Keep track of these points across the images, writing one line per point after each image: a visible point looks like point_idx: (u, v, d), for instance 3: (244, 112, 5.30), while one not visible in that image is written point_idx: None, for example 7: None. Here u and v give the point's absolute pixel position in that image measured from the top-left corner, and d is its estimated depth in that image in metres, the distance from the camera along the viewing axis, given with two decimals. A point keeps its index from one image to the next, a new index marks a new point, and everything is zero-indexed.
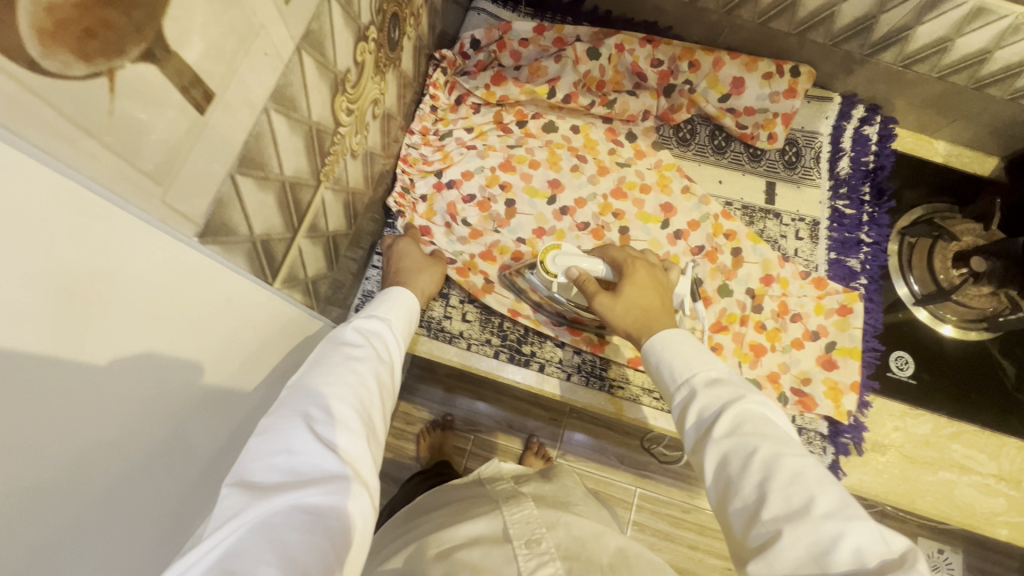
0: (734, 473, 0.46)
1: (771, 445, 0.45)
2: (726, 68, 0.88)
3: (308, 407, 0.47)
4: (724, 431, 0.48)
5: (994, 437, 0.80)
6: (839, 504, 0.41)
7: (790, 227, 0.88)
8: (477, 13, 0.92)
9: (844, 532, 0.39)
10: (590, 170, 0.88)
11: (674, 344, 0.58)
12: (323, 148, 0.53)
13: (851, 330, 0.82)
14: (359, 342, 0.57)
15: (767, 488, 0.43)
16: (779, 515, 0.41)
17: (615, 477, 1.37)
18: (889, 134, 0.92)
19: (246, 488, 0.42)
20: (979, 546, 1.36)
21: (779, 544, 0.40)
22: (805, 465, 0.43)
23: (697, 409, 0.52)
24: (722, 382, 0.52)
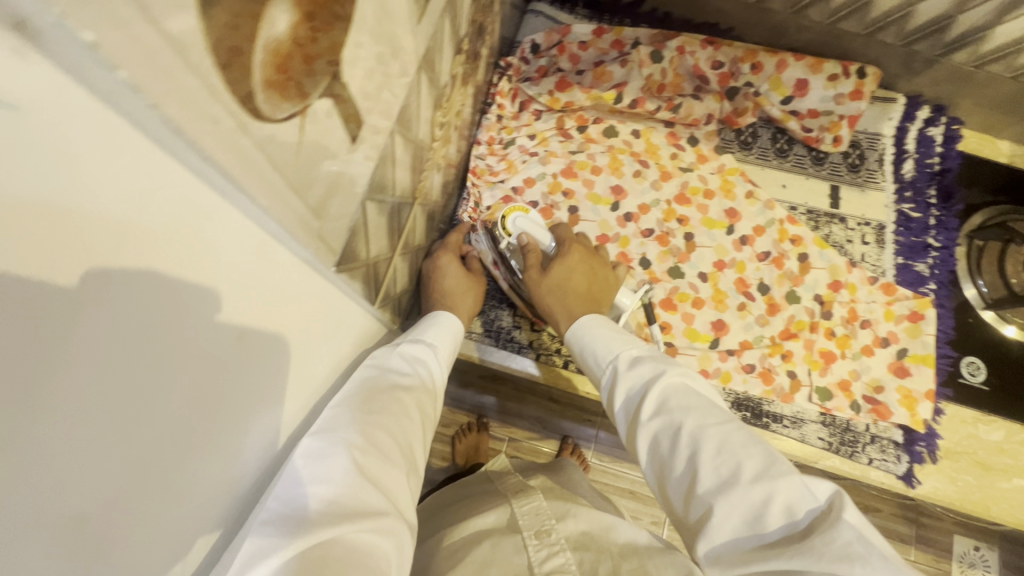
0: (665, 452, 0.47)
1: (695, 417, 0.47)
2: (790, 69, 0.86)
3: (350, 433, 0.43)
4: (650, 412, 0.49)
5: None
6: (762, 465, 0.42)
7: (855, 232, 0.87)
8: (534, 16, 0.90)
9: (772, 493, 0.40)
10: (653, 175, 0.87)
11: (591, 330, 0.61)
12: (420, 165, 0.52)
13: (923, 336, 0.81)
14: (402, 369, 0.54)
15: (694, 462, 0.44)
16: (710, 487, 0.42)
17: None
18: (954, 135, 0.90)
19: (288, 520, 0.37)
20: (1016, 544, 1.36)
21: (712, 516, 0.41)
22: (725, 432, 0.45)
23: (624, 391, 0.53)
24: (641, 359, 0.54)
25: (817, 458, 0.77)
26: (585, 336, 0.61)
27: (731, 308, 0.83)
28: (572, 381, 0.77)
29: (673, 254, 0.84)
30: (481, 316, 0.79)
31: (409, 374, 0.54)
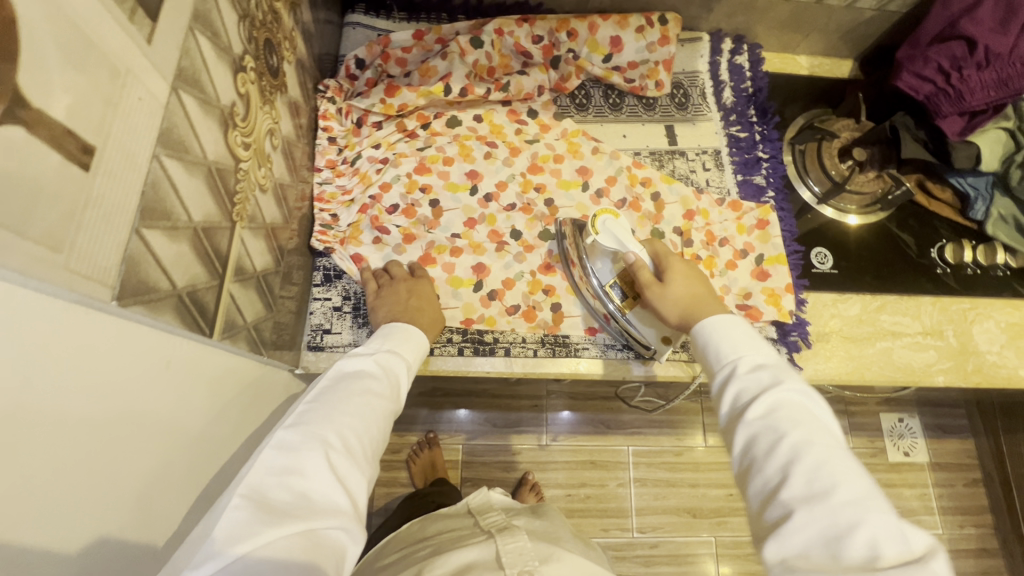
0: (760, 454, 0.50)
1: (801, 433, 0.49)
2: (602, 30, 0.93)
3: (325, 430, 0.50)
4: (757, 414, 0.52)
5: (912, 300, 0.92)
6: (858, 497, 0.44)
7: (696, 161, 0.94)
8: (352, 28, 0.91)
9: (858, 524, 0.42)
10: (503, 153, 0.90)
11: (724, 331, 0.62)
12: (228, 188, 0.51)
13: (773, 239, 0.89)
14: (376, 374, 0.60)
15: (789, 470, 0.47)
16: (797, 495, 0.45)
17: (607, 442, 1.40)
18: (757, 59, 1.00)
19: (263, 505, 0.43)
20: (931, 406, 1.51)
21: (790, 522, 0.44)
22: (830, 455, 0.47)
23: (734, 394, 0.56)
24: (765, 370, 0.56)
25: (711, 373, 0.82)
26: (708, 337, 0.63)
27: None
28: (471, 364, 0.79)
29: (539, 219, 0.87)
30: (366, 327, 0.78)
31: (381, 382, 0.59)
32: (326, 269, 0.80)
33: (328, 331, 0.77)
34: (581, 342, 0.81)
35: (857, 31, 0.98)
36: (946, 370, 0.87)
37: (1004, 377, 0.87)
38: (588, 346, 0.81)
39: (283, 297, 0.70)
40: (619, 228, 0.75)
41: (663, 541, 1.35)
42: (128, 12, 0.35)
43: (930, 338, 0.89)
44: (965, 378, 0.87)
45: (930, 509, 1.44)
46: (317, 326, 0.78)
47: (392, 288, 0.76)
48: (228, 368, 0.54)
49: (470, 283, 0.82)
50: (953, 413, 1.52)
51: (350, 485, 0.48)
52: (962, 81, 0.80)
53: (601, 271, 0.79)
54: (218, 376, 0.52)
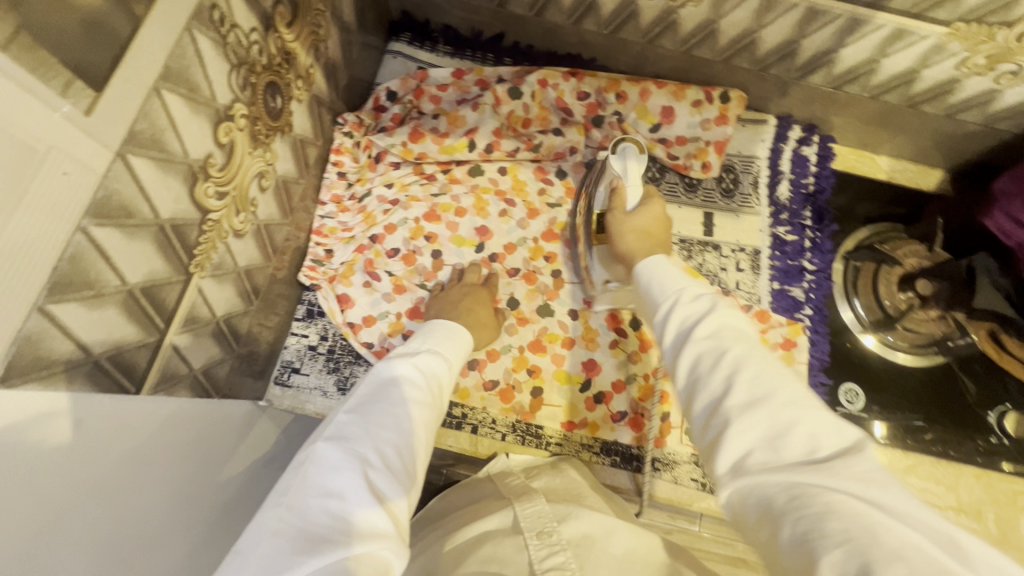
0: (703, 373, 0.42)
1: (743, 349, 0.41)
2: (654, 98, 0.84)
3: (366, 451, 0.44)
4: (704, 334, 0.43)
5: (952, 468, 0.79)
6: (797, 397, 0.38)
7: (730, 259, 0.85)
8: (393, 56, 0.89)
9: (799, 421, 0.37)
10: (519, 213, 0.84)
11: (656, 269, 0.54)
12: (187, 242, 0.49)
13: (796, 365, 0.79)
14: (416, 381, 0.54)
15: (731, 381, 0.40)
16: (739, 404, 0.38)
17: None
18: (828, 154, 0.89)
19: (301, 532, 0.38)
20: None
21: (731, 429, 0.37)
22: (769, 367, 0.40)
23: (673, 322, 0.47)
24: (703, 295, 0.48)
25: (687, 500, 0.74)
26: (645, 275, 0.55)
27: (602, 346, 0.79)
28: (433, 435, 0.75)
29: (540, 291, 0.81)
30: (336, 374, 0.75)
31: (420, 387, 0.54)
32: (311, 304, 0.77)
33: (297, 370, 0.75)
34: (554, 437, 0.75)
35: (954, 143, 0.84)
36: None
37: None
38: (562, 442, 0.75)
39: (257, 331, 0.69)
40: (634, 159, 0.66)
41: None
42: (58, 88, 0.32)
43: (964, 518, 0.77)
44: None
45: None
46: (288, 362, 0.75)
47: (452, 290, 0.76)
48: (184, 420, 0.53)
49: None
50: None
51: (394, 502, 0.43)
52: None
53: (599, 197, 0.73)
54: (176, 429, 0.51)
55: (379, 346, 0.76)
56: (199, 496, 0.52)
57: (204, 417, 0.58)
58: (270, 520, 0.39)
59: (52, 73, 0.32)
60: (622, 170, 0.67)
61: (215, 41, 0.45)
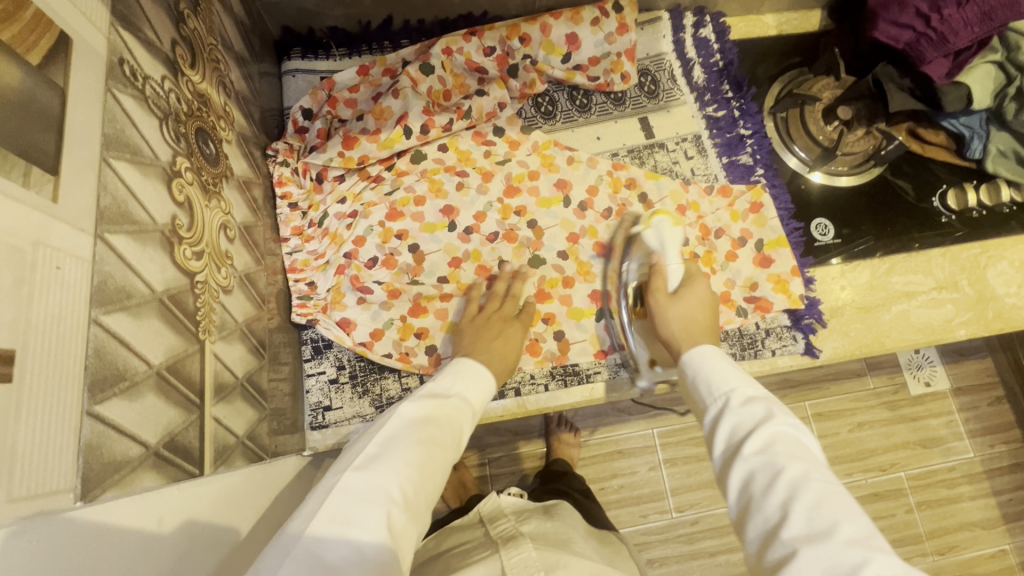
0: (757, 492, 0.47)
1: (798, 469, 0.46)
2: (555, 30, 0.87)
3: (386, 485, 0.45)
4: (755, 449, 0.49)
5: (922, 256, 0.88)
6: (860, 538, 0.41)
7: (678, 151, 0.89)
8: (291, 76, 0.84)
9: (863, 562, 0.39)
10: (475, 181, 0.84)
11: (709, 369, 0.60)
12: (188, 309, 0.47)
13: (769, 222, 0.85)
14: (439, 422, 0.55)
15: (789, 504, 0.44)
16: (798, 535, 0.42)
17: (631, 429, 1.38)
18: (723, 28, 0.94)
19: (314, 561, 0.39)
20: None
21: (794, 560, 0.41)
22: (828, 495, 0.44)
23: (726, 429, 0.54)
24: (756, 401, 0.54)
25: None
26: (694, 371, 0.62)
27: (599, 274, 0.82)
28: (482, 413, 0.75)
29: (525, 246, 0.82)
30: (367, 395, 0.74)
31: (442, 429, 0.54)
32: (314, 340, 0.75)
33: (328, 407, 0.73)
34: (592, 368, 0.78)
35: None
36: (966, 321, 0.85)
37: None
38: (599, 370, 0.78)
39: (276, 385, 0.67)
40: (669, 232, 0.77)
41: (702, 516, 1.34)
42: (19, 178, 0.30)
43: (945, 292, 0.87)
44: (986, 326, 0.85)
45: (959, 436, 1.47)
46: (316, 404, 0.73)
47: (484, 317, 0.75)
48: (248, 501, 0.51)
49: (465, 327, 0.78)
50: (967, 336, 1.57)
51: (401, 547, 0.43)
52: (944, 22, 0.75)
53: (631, 271, 0.80)
54: (238, 493, 0.50)
55: (398, 353, 0.76)
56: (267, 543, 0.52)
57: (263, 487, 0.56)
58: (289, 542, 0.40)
59: (9, 164, 0.30)
60: (659, 241, 0.77)
61: (136, 97, 0.43)
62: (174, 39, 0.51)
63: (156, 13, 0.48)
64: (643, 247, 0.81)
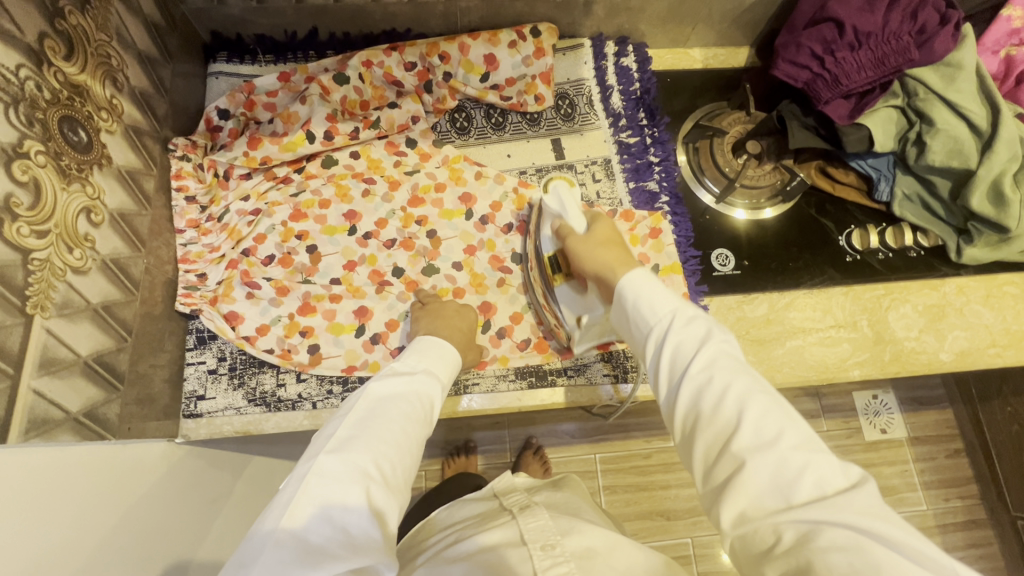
0: (705, 408, 0.46)
1: (743, 384, 0.45)
2: (473, 50, 0.90)
3: (365, 463, 0.49)
4: (699, 367, 0.47)
5: (823, 293, 0.88)
6: (801, 439, 0.42)
7: (585, 173, 0.91)
8: (215, 78, 0.89)
9: (805, 466, 0.40)
10: (382, 189, 0.87)
11: (642, 289, 0.56)
12: (13, 283, 0.49)
13: (666, 248, 0.87)
14: (409, 398, 0.58)
15: (740, 417, 0.43)
16: (748, 444, 0.42)
17: (574, 452, 1.40)
18: (644, 58, 0.97)
19: (300, 545, 0.42)
20: (907, 380, 1.57)
21: (743, 471, 0.41)
22: (772, 403, 0.44)
23: (669, 347, 0.50)
24: (697, 320, 0.51)
25: (607, 396, 0.78)
26: (634, 291, 0.56)
27: (491, 287, 0.83)
28: None
29: (421, 254, 0.84)
30: (242, 388, 0.75)
31: (411, 402, 0.58)
32: (200, 331, 0.77)
33: (202, 397, 0.75)
34: (469, 378, 0.78)
35: (741, 18, 0.94)
36: (862, 362, 0.85)
37: (921, 363, 0.85)
38: (477, 381, 0.78)
39: (149, 370, 0.69)
40: (566, 194, 0.71)
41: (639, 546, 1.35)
42: None
43: (842, 331, 0.86)
44: (881, 368, 0.85)
45: (912, 486, 1.50)
46: (191, 393, 0.75)
47: (442, 303, 0.77)
48: (80, 469, 0.54)
49: (352, 328, 0.79)
50: (931, 383, 1.59)
51: (385, 520, 0.48)
52: (837, 64, 0.78)
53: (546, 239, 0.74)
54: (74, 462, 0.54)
55: (280, 349, 0.77)
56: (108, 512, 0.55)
57: (95, 461, 0.57)
58: (271, 528, 0.43)
59: None
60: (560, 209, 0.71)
61: None
62: (44, 32, 0.54)
63: (21, 6, 0.51)
64: (549, 215, 0.74)
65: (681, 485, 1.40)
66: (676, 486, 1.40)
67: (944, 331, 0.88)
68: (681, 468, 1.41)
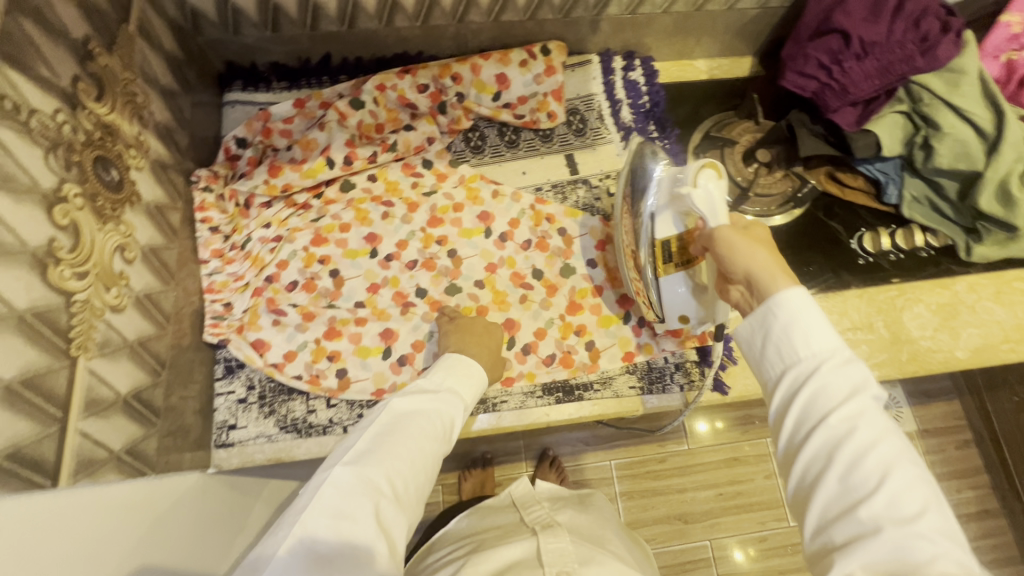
0: (840, 463, 0.45)
1: (885, 453, 0.44)
2: (485, 70, 0.91)
3: (376, 479, 0.52)
4: (841, 419, 0.46)
5: (837, 296, 0.90)
6: (943, 526, 0.41)
7: (600, 187, 0.92)
8: (230, 107, 0.90)
9: (939, 551, 0.40)
10: (401, 211, 0.88)
11: (802, 317, 0.51)
12: (58, 326, 0.49)
13: None
14: (428, 417, 0.60)
15: (882, 482, 0.43)
16: (879, 511, 0.42)
17: (591, 459, 1.41)
18: (651, 71, 0.99)
19: (309, 553, 0.46)
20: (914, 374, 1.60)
21: (869, 536, 0.41)
22: (913, 478, 0.43)
23: (812, 388, 0.49)
24: (851, 366, 0.49)
25: (632, 407, 0.80)
26: (786, 314, 0.52)
27: (514, 304, 0.84)
28: None
29: (443, 274, 0.85)
30: (272, 416, 0.76)
31: (432, 422, 0.60)
32: (227, 360, 0.77)
33: (234, 426, 0.75)
34: (497, 396, 0.79)
35: (745, 29, 0.97)
36: (879, 362, 0.87)
37: (937, 361, 0.87)
38: (505, 399, 0.79)
39: (181, 403, 0.69)
40: (717, 192, 0.62)
41: (661, 552, 1.36)
42: None
43: (859, 333, 0.88)
44: (899, 368, 0.86)
45: None
46: (222, 422, 0.75)
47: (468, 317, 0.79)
48: (119, 509, 0.54)
49: (378, 351, 0.80)
50: (937, 376, 1.61)
51: (390, 535, 0.50)
52: (844, 74, 0.80)
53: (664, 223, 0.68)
54: (112, 501, 0.54)
55: (308, 375, 0.78)
56: (146, 550, 0.56)
57: (138, 497, 0.58)
58: (287, 532, 0.47)
59: None
60: (709, 205, 0.62)
61: (16, 129, 0.46)
62: (77, 75, 0.55)
63: (56, 51, 0.52)
64: (676, 209, 0.66)
65: (699, 488, 1.41)
66: (692, 490, 1.41)
67: (958, 329, 0.90)
68: (699, 471, 1.42)
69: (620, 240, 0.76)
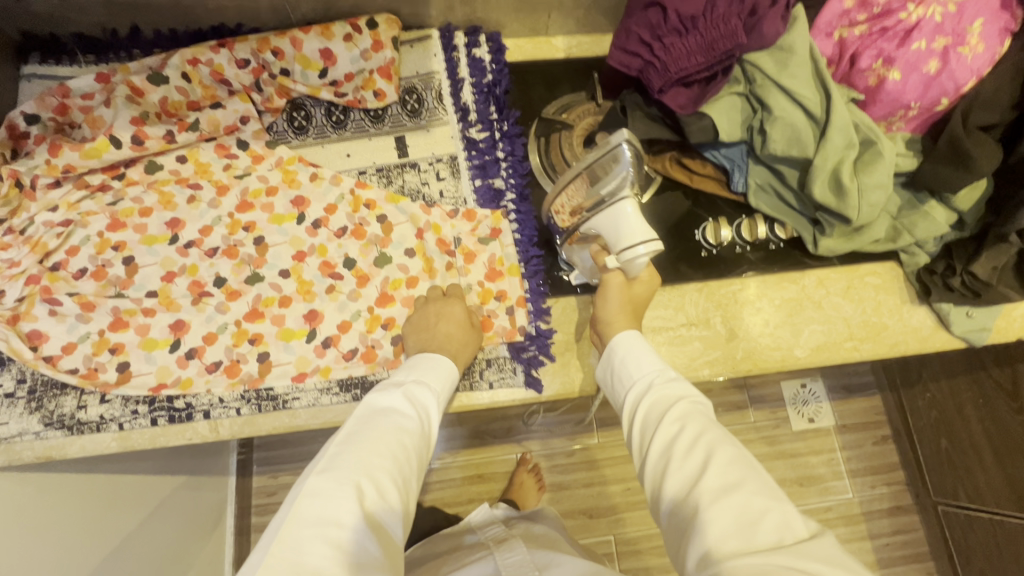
0: (680, 455, 0.49)
1: (713, 436, 0.50)
2: (307, 44, 0.85)
3: (358, 475, 0.50)
4: (676, 417, 0.53)
5: (676, 290, 0.85)
6: (764, 488, 0.45)
7: (429, 172, 0.87)
8: (27, 81, 0.84)
9: (765, 509, 0.43)
10: (208, 194, 0.82)
11: (634, 350, 0.63)
12: None
13: (506, 249, 0.83)
14: (405, 411, 0.59)
15: (706, 463, 0.47)
16: (711, 486, 0.46)
17: (492, 453, 1.37)
18: (498, 48, 0.93)
19: (296, 564, 0.43)
20: (835, 368, 1.54)
21: (704, 513, 0.44)
22: (739, 453, 0.48)
23: (648, 402, 0.57)
24: (675, 380, 0.58)
25: None
26: (623, 351, 0.64)
27: (320, 294, 0.79)
28: (167, 436, 0.73)
29: (246, 262, 0.80)
30: (38, 411, 0.71)
31: (409, 416, 0.59)
32: None
33: None
34: (288, 393, 0.74)
35: (595, 5, 0.90)
36: (713, 361, 0.82)
37: (774, 360, 0.83)
38: (298, 395, 0.75)
39: None
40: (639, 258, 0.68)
41: None
42: None
43: (694, 329, 0.84)
44: (732, 366, 0.82)
45: (838, 475, 1.46)
46: None
47: (422, 309, 0.77)
48: None
49: (166, 344, 0.75)
50: (859, 371, 1.55)
51: (385, 539, 0.48)
52: (665, 50, 0.75)
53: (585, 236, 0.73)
54: None
55: (85, 369, 0.73)
56: None
57: None
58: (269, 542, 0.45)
59: None
60: (626, 262, 0.69)
61: None
62: None
63: None
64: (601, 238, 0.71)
65: (604, 483, 1.37)
66: (598, 484, 1.37)
67: (800, 326, 0.85)
68: (604, 466, 1.39)
69: (565, 184, 0.71)
